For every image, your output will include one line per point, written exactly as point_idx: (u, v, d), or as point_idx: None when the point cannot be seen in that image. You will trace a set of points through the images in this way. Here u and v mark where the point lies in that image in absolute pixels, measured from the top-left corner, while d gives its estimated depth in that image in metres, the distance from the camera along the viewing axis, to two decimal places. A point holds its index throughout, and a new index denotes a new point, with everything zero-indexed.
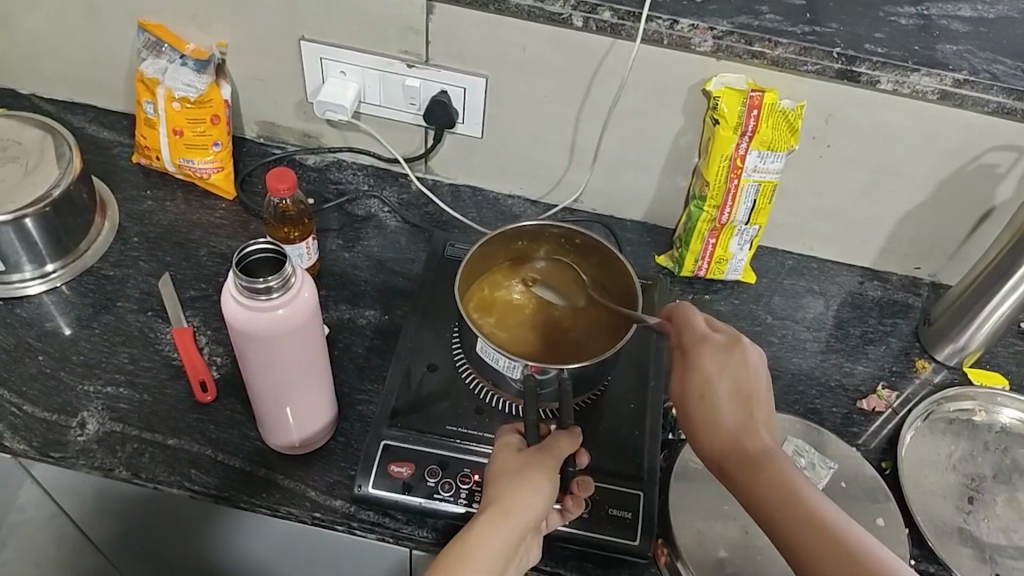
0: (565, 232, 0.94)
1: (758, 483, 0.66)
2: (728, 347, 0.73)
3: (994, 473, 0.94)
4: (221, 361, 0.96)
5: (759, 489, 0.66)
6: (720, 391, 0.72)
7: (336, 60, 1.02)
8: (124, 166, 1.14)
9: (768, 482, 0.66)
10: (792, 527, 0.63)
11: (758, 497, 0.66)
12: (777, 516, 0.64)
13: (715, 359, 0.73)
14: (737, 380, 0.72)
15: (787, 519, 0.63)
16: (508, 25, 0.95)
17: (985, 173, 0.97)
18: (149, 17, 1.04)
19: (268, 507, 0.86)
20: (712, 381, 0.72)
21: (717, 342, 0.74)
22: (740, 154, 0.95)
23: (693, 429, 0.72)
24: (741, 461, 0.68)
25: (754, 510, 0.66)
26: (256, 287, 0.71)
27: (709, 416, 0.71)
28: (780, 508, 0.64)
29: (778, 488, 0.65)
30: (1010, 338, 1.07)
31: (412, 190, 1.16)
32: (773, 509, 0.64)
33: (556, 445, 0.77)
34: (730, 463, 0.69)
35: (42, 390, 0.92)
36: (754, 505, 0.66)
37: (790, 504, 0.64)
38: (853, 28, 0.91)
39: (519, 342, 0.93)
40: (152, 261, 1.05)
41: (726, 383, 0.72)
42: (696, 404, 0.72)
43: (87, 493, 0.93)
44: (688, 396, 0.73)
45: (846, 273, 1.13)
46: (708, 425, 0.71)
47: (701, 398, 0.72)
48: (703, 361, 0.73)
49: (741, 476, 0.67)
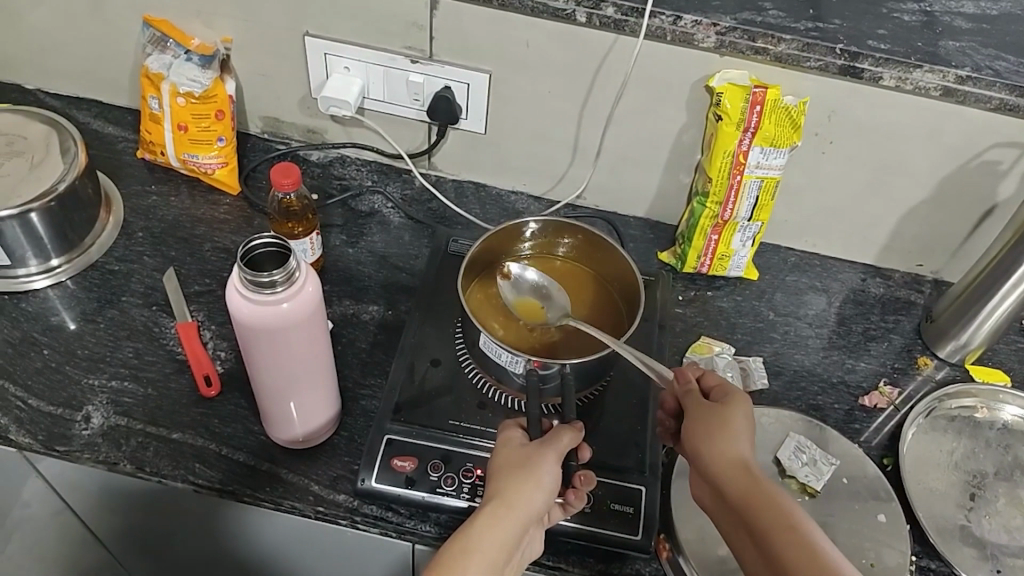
0: (587, 235, 0.96)
1: (767, 520, 0.70)
2: (744, 398, 0.78)
3: (996, 470, 0.95)
4: (226, 355, 0.97)
5: (769, 526, 0.69)
6: (742, 436, 0.76)
7: (340, 55, 1.02)
8: (129, 162, 1.14)
9: (776, 520, 0.69)
10: (800, 565, 0.66)
11: (768, 532, 0.69)
12: (792, 564, 0.67)
13: (738, 409, 0.77)
14: (748, 426, 0.76)
15: (801, 569, 0.66)
16: (511, 22, 0.95)
17: (988, 169, 0.97)
18: (154, 12, 1.04)
19: (272, 501, 0.86)
20: (731, 424, 0.76)
21: (739, 394, 0.79)
22: (742, 150, 0.96)
23: (706, 462, 0.75)
24: (758, 502, 0.71)
25: (765, 551, 0.69)
26: (261, 280, 0.71)
27: (728, 454, 0.74)
28: (794, 555, 0.67)
29: (791, 529, 0.68)
30: (1012, 336, 1.08)
31: (415, 187, 1.16)
32: (781, 546, 0.68)
33: (563, 435, 0.77)
34: (743, 499, 0.72)
35: (48, 384, 0.93)
36: (761, 541, 0.69)
37: (800, 542, 0.67)
38: (855, 24, 0.91)
39: (517, 330, 0.93)
40: (157, 256, 1.05)
41: (743, 427, 0.76)
42: (711, 439, 0.76)
43: (92, 487, 0.93)
44: (710, 434, 0.76)
45: (848, 270, 1.13)
46: (727, 462, 0.74)
47: (722, 435, 0.75)
48: (724, 407, 0.77)
49: (756, 516, 0.70)
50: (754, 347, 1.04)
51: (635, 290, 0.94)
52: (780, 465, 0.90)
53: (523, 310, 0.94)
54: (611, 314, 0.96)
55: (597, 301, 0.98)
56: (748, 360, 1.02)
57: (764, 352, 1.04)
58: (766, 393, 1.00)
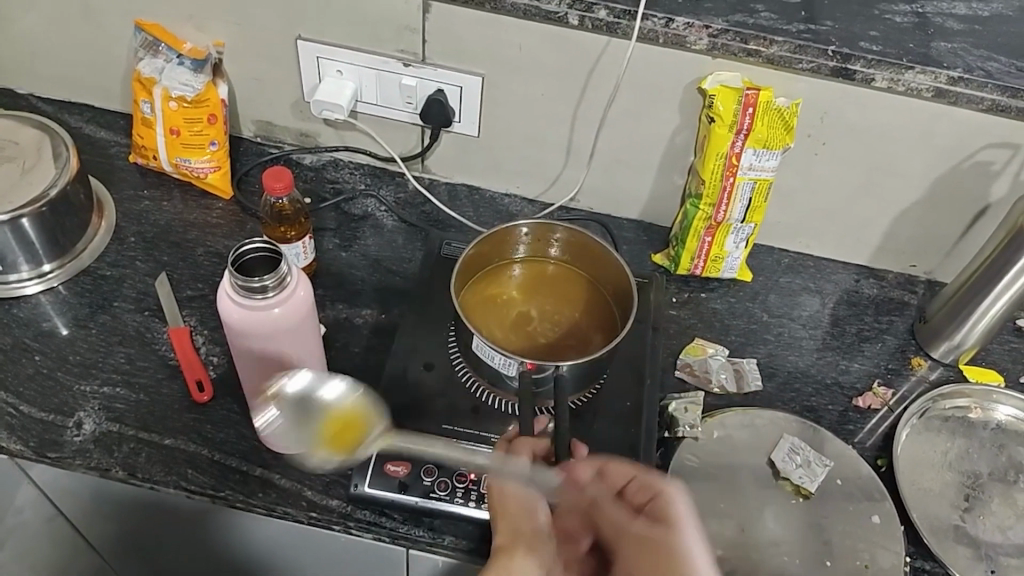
0: (580, 240, 0.95)
1: None
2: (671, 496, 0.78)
3: (990, 471, 0.95)
4: (219, 360, 0.96)
5: None
6: (683, 549, 0.77)
7: (332, 59, 1.02)
8: (121, 166, 1.14)
9: None
10: None
11: None
12: None
13: (663, 510, 0.78)
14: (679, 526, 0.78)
15: None
16: (502, 25, 0.95)
17: (981, 170, 0.98)
18: (146, 17, 1.05)
19: (265, 506, 0.86)
20: (666, 526, 0.78)
21: (663, 495, 0.78)
22: (735, 152, 0.96)
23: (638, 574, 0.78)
24: None
25: None
26: (252, 286, 0.71)
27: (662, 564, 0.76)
28: None
29: None
30: (1006, 336, 1.08)
31: (408, 190, 1.16)
32: None
33: (526, 455, 0.80)
34: None
35: (39, 390, 0.92)
36: None
37: None
38: (847, 25, 0.91)
39: (510, 337, 0.95)
40: (149, 261, 1.05)
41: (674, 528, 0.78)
42: (641, 551, 0.78)
43: (85, 494, 0.93)
44: (641, 561, 0.78)
45: (842, 271, 1.13)
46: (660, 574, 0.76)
47: (653, 547, 0.77)
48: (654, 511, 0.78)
49: None
50: (748, 349, 1.04)
51: (628, 299, 0.94)
52: (774, 466, 0.90)
53: (331, 429, 0.74)
54: (603, 324, 0.97)
55: (592, 306, 0.98)
56: (742, 361, 1.02)
57: (758, 354, 1.04)
58: (760, 394, 1.00)
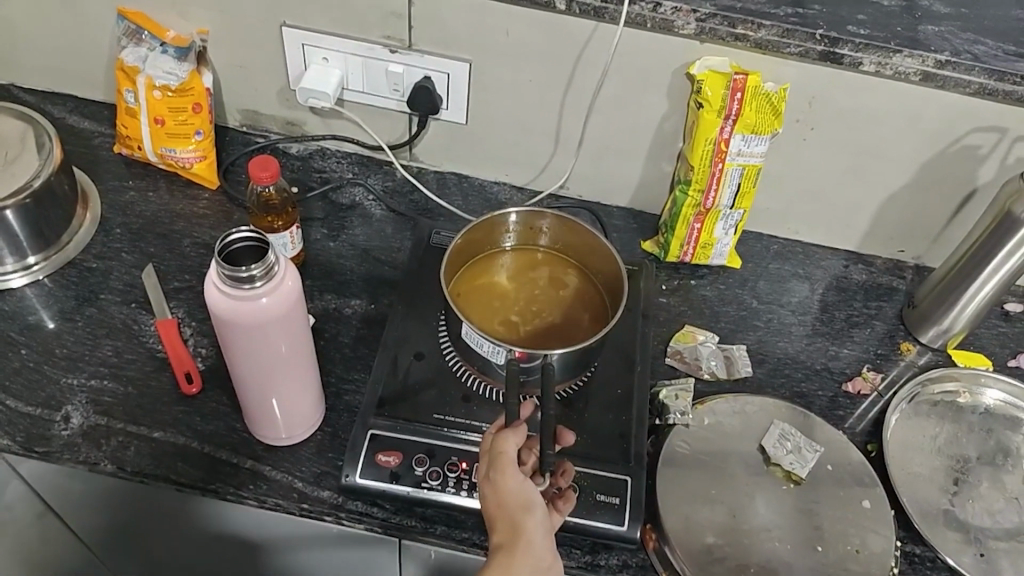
0: (570, 227, 0.95)
1: None
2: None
3: (979, 454, 0.95)
4: (207, 352, 0.96)
5: None
6: None
7: (317, 45, 1.01)
8: (105, 157, 1.13)
9: None
10: None
11: None
12: None
13: None
14: None
15: None
16: (489, 10, 0.94)
17: (967, 154, 0.98)
18: (127, 4, 1.03)
19: (256, 498, 0.86)
20: None
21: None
22: (724, 138, 0.95)
23: None
24: None
25: None
26: (239, 276, 0.70)
27: None
28: None
29: None
30: (993, 321, 1.08)
31: (397, 178, 1.15)
32: None
33: (509, 453, 0.71)
34: None
35: (26, 384, 0.92)
36: None
37: None
38: (835, 9, 0.91)
39: (515, 331, 0.94)
40: (135, 252, 1.04)
41: None
42: None
43: (75, 488, 0.93)
44: None
45: (832, 257, 1.13)
46: None
47: None
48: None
49: None
50: (738, 335, 1.04)
51: (619, 285, 0.94)
52: (764, 453, 0.90)
53: None
54: (594, 311, 0.97)
55: (583, 293, 0.98)
56: (732, 348, 1.02)
57: (748, 340, 1.04)
58: (750, 380, 1.00)
